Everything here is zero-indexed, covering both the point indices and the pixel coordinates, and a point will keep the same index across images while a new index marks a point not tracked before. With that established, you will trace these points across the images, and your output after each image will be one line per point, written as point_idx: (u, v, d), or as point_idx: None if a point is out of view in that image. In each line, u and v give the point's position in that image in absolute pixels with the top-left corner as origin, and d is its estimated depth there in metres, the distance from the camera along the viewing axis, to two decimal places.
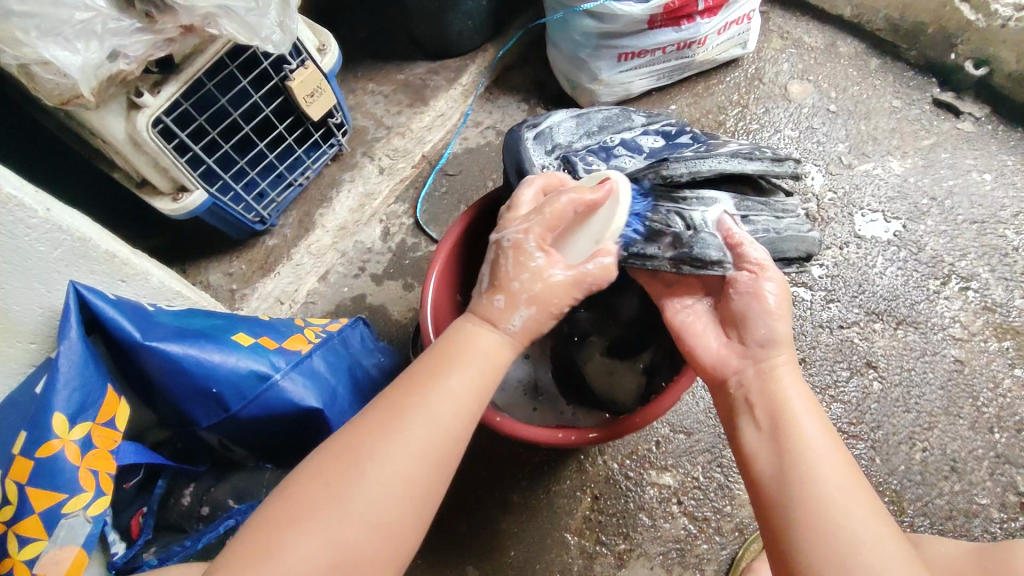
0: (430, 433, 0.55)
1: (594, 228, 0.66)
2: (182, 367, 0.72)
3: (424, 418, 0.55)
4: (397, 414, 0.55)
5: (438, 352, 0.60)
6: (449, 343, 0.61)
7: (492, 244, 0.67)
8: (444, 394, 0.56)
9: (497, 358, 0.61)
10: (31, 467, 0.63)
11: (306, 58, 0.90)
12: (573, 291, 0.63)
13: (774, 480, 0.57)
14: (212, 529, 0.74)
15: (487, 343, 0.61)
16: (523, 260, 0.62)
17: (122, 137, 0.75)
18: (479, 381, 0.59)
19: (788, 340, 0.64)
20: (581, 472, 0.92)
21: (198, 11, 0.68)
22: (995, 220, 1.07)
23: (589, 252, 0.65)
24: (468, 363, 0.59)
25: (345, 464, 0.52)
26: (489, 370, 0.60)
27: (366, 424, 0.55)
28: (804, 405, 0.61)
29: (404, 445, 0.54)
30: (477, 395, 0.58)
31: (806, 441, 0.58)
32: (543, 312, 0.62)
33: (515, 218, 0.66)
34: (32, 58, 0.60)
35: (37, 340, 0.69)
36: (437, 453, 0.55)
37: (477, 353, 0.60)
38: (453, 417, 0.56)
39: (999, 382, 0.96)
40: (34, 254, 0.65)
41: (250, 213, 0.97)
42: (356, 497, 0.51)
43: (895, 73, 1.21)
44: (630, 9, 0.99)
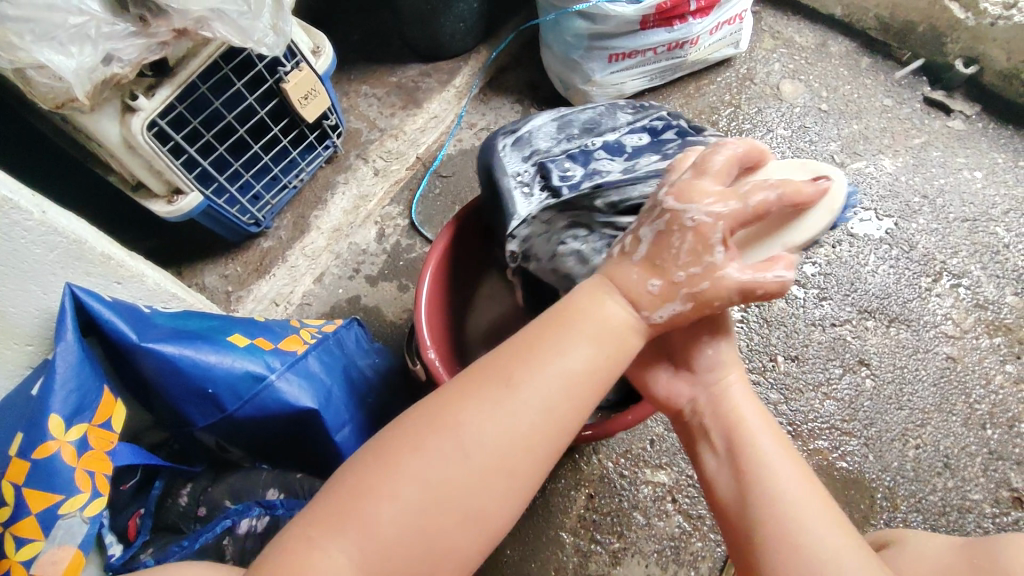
0: (538, 408, 0.53)
1: (783, 226, 0.60)
2: (178, 367, 0.73)
3: (535, 390, 0.53)
4: (509, 384, 0.53)
5: (562, 319, 0.57)
6: (577, 308, 0.57)
7: (663, 207, 0.58)
8: (561, 373, 0.54)
9: (629, 337, 0.57)
10: (27, 468, 0.64)
11: (301, 60, 0.91)
12: (735, 297, 0.56)
13: (737, 504, 0.58)
14: (208, 530, 0.75)
15: (618, 319, 0.57)
16: (701, 252, 0.56)
17: (117, 140, 0.76)
18: (602, 363, 0.56)
19: (734, 361, 0.64)
20: (575, 471, 0.93)
21: (192, 15, 0.68)
22: (986, 218, 1.08)
23: (766, 256, 0.59)
24: (593, 337, 0.56)
25: (447, 425, 0.52)
26: (617, 349, 0.57)
27: (474, 393, 0.53)
28: (758, 423, 0.62)
29: (509, 418, 0.52)
30: (598, 374, 0.55)
31: (765, 462, 0.58)
32: (697, 313, 0.57)
33: (703, 190, 0.57)
34: (27, 63, 0.61)
35: (33, 343, 0.70)
36: (541, 428, 0.53)
37: (606, 328, 0.56)
38: (563, 394, 0.54)
39: (991, 378, 0.97)
40: (29, 256, 0.65)
41: (245, 216, 0.98)
42: (458, 459, 0.51)
43: (886, 72, 1.21)
44: (622, 10, 0.99)
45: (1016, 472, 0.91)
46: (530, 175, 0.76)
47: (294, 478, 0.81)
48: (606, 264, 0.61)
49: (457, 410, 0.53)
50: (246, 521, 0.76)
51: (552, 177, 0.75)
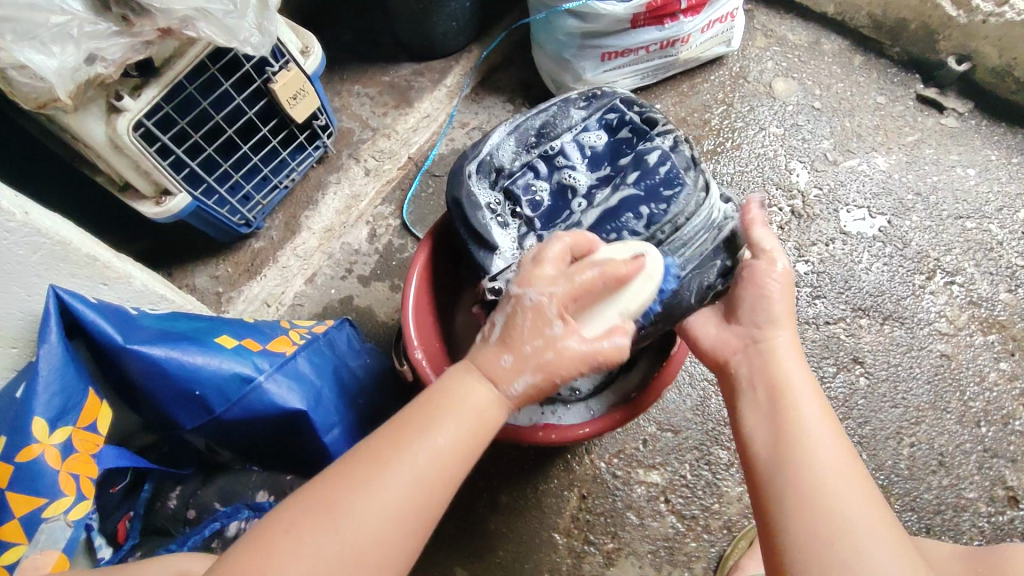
0: (409, 484, 0.53)
1: (617, 295, 0.66)
2: (165, 370, 0.72)
3: (406, 468, 0.53)
4: (380, 464, 0.53)
5: (428, 399, 0.58)
6: (449, 386, 0.59)
7: (510, 296, 0.63)
8: (431, 449, 0.55)
9: (494, 414, 0.59)
10: (10, 472, 0.63)
11: (289, 60, 0.90)
12: (582, 366, 0.60)
13: (769, 450, 0.59)
14: (197, 533, 0.74)
15: (484, 396, 0.59)
16: (540, 325, 0.60)
17: (102, 140, 0.75)
18: (466, 435, 0.56)
19: (788, 324, 0.68)
20: (568, 471, 0.92)
21: (176, 14, 0.68)
22: (979, 215, 1.07)
23: (608, 326, 0.64)
24: (463, 414, 0.57)
25: (322, 511, 0.51)
26: (484, 425, 0.58)
27: (344, 474, 0.53)
28: (802, 382, 0.63)
29: (382, 495, 0.52)
30: (467, 450, 0.56)
31: (801, 415, 0.60)
32: (547, 382, 0.59)
33: (540, 276, 0.62)
34: (8, 63, 0.60)
35: (18, 345, 0.70)
36: (417, 505, 0.53)
37: (471, 406, 0.58)
38: (435, 470, 0.54)
39: (985, 376, 0.96)
40: (12, 258, 0.65)
41: (235, 217, 0.97)
42: (332, 546, 0.50)
43: (879, 70, 1.21)
44: (613, 8, 0.99)
45: (1011, 470, 0.91)
46: (502, 206, 0.79)
47: (284, 480, 0.80)
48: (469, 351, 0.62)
49: (331, 496, 0.52)
50: (235, 524, 0.75)
51: (522, 204, 0.79)
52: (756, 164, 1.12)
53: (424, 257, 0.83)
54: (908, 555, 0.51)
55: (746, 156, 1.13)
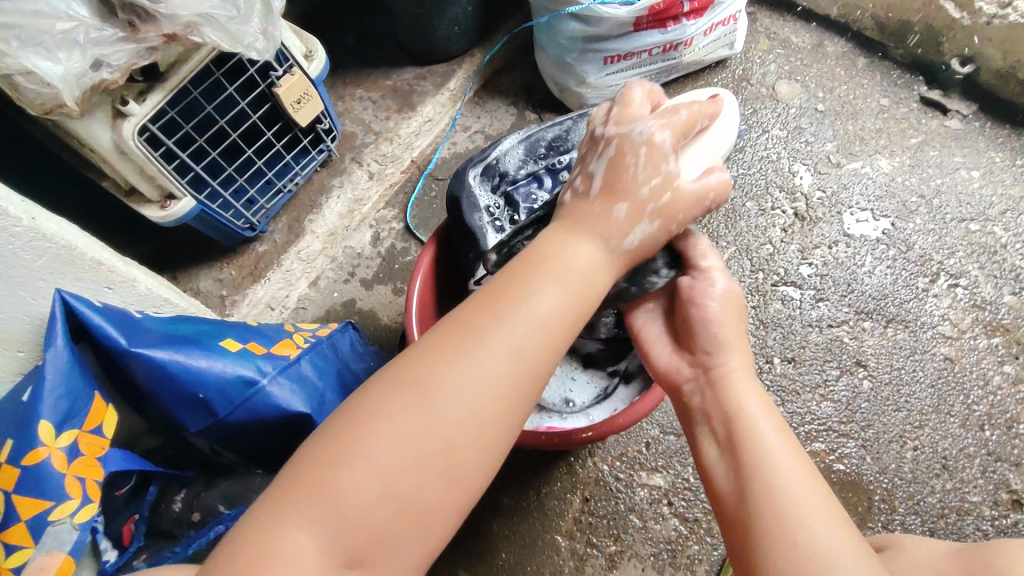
0: (503, 363, 0.52)
1: (704, 141, 0.69)
2: (170, 372, 0.73)
3: (505, 337, 0.53)
4: (482, 328, 0.53)
5: (519, 271, 0.57)
6: (544, 257, 0.58)
7: (605, 135, 0.65)
8: (536, 312, 0.54)
9: (597, 272, 0.59)
10: (16, 475, 0.63)
11: (292, 65, 0.90)
12: (694, 205, 0.63)
13: (734, 492, 0.58)
14: (201, 535, 0.75)
15: (588, 255, 0.59)
16: (654, 159, 0.62)
17: (108, 145, 0.76)
18: (567, 298, 0.56)
19: (735, 346, 0.66)
20: (571, 474, 0.92)
21: (181, 20, 0.68)
22: (983, 217, 1.07)
23: (703, 168, 0.66)
24: (559, 279, 0.57)
25: (416, 383, 0.51)
26: (582, 290, 0.57)
27: (442, 340, 0.53)
28: (761, 409, 0.62)
29: (475, 370, 0.51)
30: (562, 318, 0.55)
31: (761, 445, 0.59)
32: (665, 226, 0.61)
33: (635, 115, 0.66)
34: (14, 69, 0.61)
35: (24, 348, 0.70)
36: (519, 378, 0.52)
37: (575, 265, 0.58)
38: (536, 332, 0.54)
39: (989, 379, 0.96)
40: (18, 262, 0.65)
41: (239, 220, 0.98)
42: (429, 416, 0.49)
43: (882, 72, 1.21)
44: (616, 12, 0.99)
45: (1015, 474, 0.90)
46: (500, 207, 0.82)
47: None
48: (565, 207, 0.64)
49: (426, 369, 0.51)
50: None
51: (520, 210, 0.82)
52: (759, 167, 1.12)
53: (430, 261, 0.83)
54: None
55: (749, 159, 1.13)
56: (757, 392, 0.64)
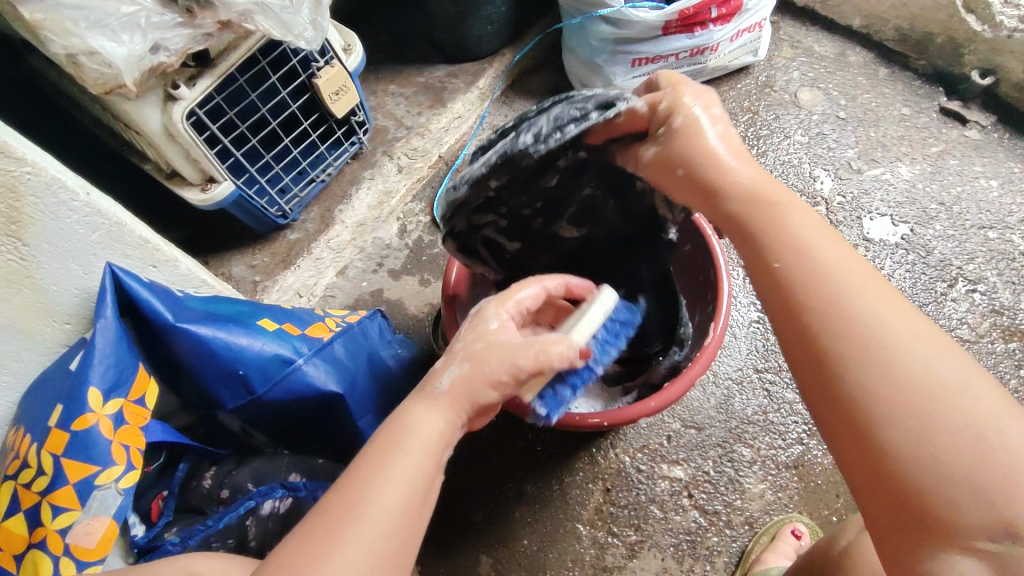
0: (379, 538, 0.50)
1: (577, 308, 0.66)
2: (210, 349, 0.75)
3: (382, 502, 0.51)
4: (355, 499, 0.51)
5: (374, 450, 0.54)
6: (391, 428, 0.56)
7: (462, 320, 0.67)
8: (397, 478, 0.52)
9: (444, 440, 0.57)
10: (66, 439, 0.65)
11: (333, 58, 0.93)
12: (522, 355, 0.58)
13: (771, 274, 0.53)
14: (233, 510, 0.78)
15: (431, 427, 0.56)
16: (478, 325, 0.62)
17: (157, 128, 0.78)
18: (424, 464, 0.54)
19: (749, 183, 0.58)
20: (593, 464, 0.94)
21: (236, 8, 0.71)
22: (1002, 225, 1.09)
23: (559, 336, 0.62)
24: (410, 453, 0.54)
25: None
26: (433, 459, 0.55)
27: (320, 524, 0.50)
28: (815, 231, 0.54)
29: (354, 547, 0.48)
30: (425, 485, 0.54)
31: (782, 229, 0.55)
32: (474, 371, 0.58)
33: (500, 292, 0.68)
34: (80, 49, 0.63)
35: (71, 321, 0.72)
36: (392, 563, 0.50)
37: (425, 439, 0.55)
38: (406, 502, 0.52)
39: (1006, 383, 0.97)
40: (74, 236, 0.68)
41: (273, 208, 1.00)
42: None
43: (904, 82, 1.23)
44: (645, 15, 1.01)
45: None
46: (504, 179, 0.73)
47: (314, 464, 0.85)
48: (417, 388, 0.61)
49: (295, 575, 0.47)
50: (270, 502, 0.79)
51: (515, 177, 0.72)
52: (781, 171, 1.14)
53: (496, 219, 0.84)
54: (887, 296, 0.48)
55: (771, 162, 1.15)
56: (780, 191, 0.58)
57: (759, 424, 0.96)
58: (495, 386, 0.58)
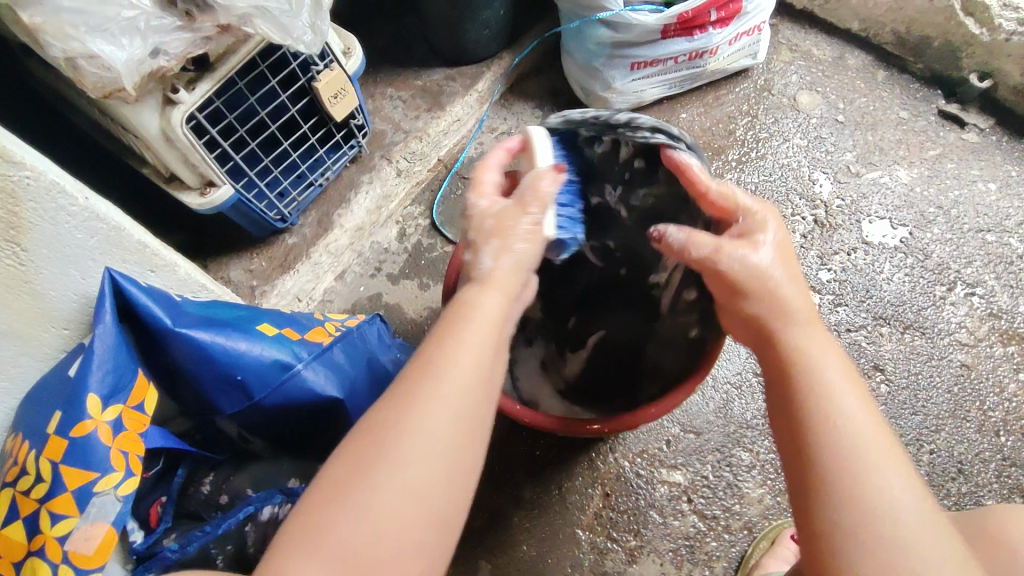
0: (453, 403, 0.53)
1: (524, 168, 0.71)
2: (208, 353, 0.75)
3: (456, 365, 0.55)
4: (431, 365, 0.55)
5: (445, 325, 0.58)
6: (457, 308, 0.59)
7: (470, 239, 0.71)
8: (466, 347, 0.56)
9: (507, 310, 0.60)
10: (65, 445, 0.65)
11: (332, 61, 0.93)
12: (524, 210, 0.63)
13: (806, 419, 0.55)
14: (231, 516, 0.77)
15: (494, 303, 0.59)
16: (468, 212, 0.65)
17: (155, 132, 0.78)
18: (489, 332, 0.58)
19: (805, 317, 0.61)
20: (592, 468, 0.94)
21: (235, 12, 0.70)
22: (1000, 228, 1.09)
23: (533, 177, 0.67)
24: (478, 324, 0.58)
25: (371, 452, 0.51)
26: (498, 330, 0.59)
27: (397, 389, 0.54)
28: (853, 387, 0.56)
29: (433, 408, 0.53)
30: (491, 352, 0.57)
31: (827, 377, 0.57)
32: (502, 241, 0.62)
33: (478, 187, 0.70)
34: (79, 52, 0.63)
35: (70, 326, 0.72)
36: (470, 422, 0.54)
37: (491, 312, 0.59)
38: (477, 367, 0.55)
39: (1004, 387, 0.98)
40: (72, 241, 0.68)
41: (272, 211, 1.00)
42: (388, 483, 0.50)
43: (902, 85, 1.23)
44: (644, 18, 1.01)
45: None
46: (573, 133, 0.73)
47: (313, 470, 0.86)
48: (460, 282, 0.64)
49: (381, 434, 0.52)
50: (268, 508, 0.79)
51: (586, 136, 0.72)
52: (780, 174, 1.14)
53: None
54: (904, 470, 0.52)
55: (770, 166, 1.15)
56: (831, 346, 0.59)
57: (758, 428, 0.96)
58: (530, 238, 0.63)
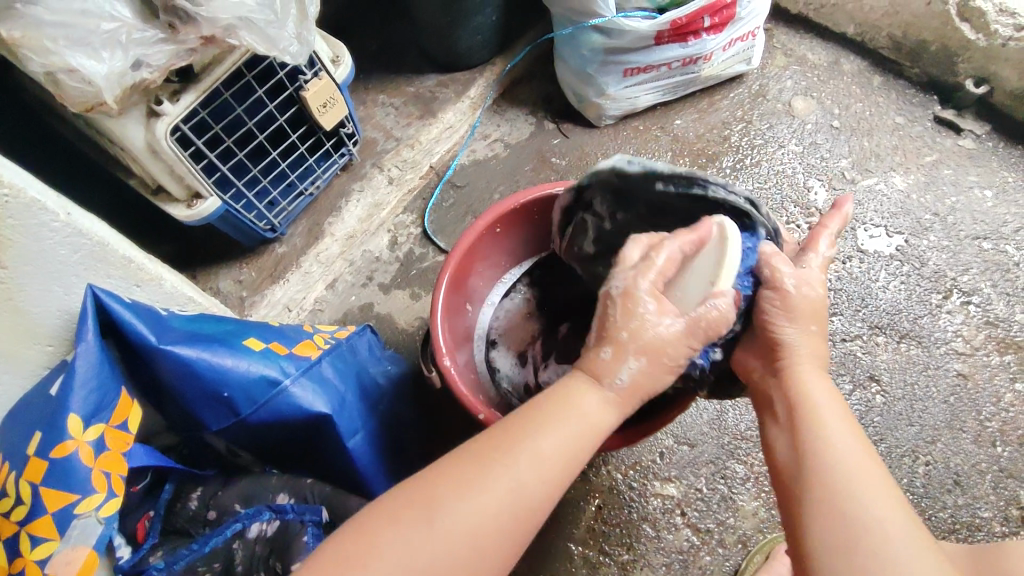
0: (515, 496, 0.53)
1: (700, 266, 0.64)
2: (194, 370, 0.73)
3: (534, 460, 0.55)
4: (514, 449, 0.55)
5: (540, 412, 0.58)
6: (562, 396, 0.59)
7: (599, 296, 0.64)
8: (549, 448, 0.56)
9: (602, 420, 0.59)
10: (45, 467, 0.63)
11: (321, 69, 0.92)
12: (688, 340, 0.60)
13: (790, 453, 0.59)
14: (218, 533, 0.77)
15: (593, 405, 0.58)
16: (631, 307, 0.59)
17: (140, 144, 0.77)
18: (576, 442, 0.57)
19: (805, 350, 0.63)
20: (585, 481, 0.93)
21: (220, 23, 0.69)
22: (996, 236, 1.08)
23: (701, 294, 0.63)
24: (572, 427, 0.57)
25: (427, 512, 0.51)
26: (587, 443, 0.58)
27: (475, 458, 0.55)
28: (840, 417, 0.60)
29: (501, 490, 0.53)
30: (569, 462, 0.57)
31: (813, 405, 0.60)
32: (654, 363, 0.59)
33: (625, 266, 0.63)
34: (59, 67, 0.62)
35: (54, 343, 0.70)
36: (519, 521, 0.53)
37: (585, 417, 0.58)
38: (551, 472, 0.55)
39: (1001, 397, 0.97)
40: (55, 257, 0.67)
41: (261, 221, 0.99)
42: (431, 548, 0.50)
43: (897, 91, 1.22)
44: (637, 25, 1.00)
45: None
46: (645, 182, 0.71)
47: (303, 484, 0.82)
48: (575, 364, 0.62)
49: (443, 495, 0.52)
50: (256, 525, 0.77)
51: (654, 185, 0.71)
52: (775, 181, 1.13)
53: (498, 233, 0.86)
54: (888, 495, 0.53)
55: (764, 173, 1.14)
56: (829, 387, 0.63)
57: (752, 440, 0.95)
58: (674, 368, 0.60)
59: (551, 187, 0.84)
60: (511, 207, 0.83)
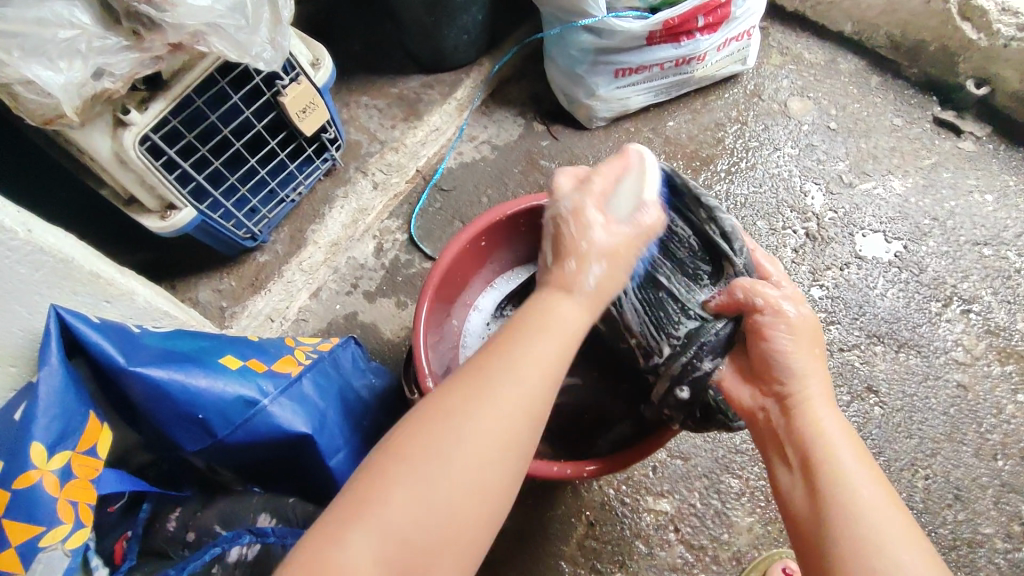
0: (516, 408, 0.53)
1: (628, 181, 0.64)
2: (166, 392, 0.70)
3: (523, 376, 0.54)
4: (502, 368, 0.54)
5: (524, 326, 0.57)
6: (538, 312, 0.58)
7: (548, 222, 0.65)
8: (526, 365, 0.54)
9: (579, 320, 0.59)
10: (7, 500, 0.60)
11: (299, 73, 0.88)
12: (631, 242, 0.62)
13: (805, 494, 0.57)
14: (196, 558, 0.72)
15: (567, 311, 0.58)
16: (581, 226, 0.61)
17: (107, 155, 0.73)
18: (561, 348, 0.56)
19: (805, 374, 0.62)
20: (576, 497, 0.90)
21: (187, 29, 0.65)
22: (997, 241, 1.06)
23: (637, 202, 0.63)
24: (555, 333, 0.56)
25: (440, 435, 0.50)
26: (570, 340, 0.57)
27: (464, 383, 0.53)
28: (842, 441, 0.59)
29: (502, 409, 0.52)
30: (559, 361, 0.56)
31: (822, 437, 0.59)
32: (613, 265, 0.60)
33: (561, 193, 0.64)
34: (13, 78, 0.58)
35: (17, 364, 0.68)
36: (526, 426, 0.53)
37: (565, 323, 0.57)
38: (544, 379, 0.54)
39: (1002, 408, 0.95)
40: (14, 276, 0.63)
41: (240, 230, 0.95)
42: (443, 471, 0.49)
43: (896, 91, 1.19)
44: (629, 25, 0.97)
45: None
46: None
47: (285, 502, 0.79)
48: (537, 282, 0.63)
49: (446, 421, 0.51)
50: (236, 550, 0.74)
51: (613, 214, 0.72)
52: (770, 185, 1.11)
53: (483, 245, 0.83)
54: (901, 518, 0.53)
55: (760, 176, 1.11)
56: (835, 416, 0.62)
57: (747, 453, 0.93)
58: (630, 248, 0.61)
59: (539, 198, 0.81)
60: (496, 215, 0.80)
